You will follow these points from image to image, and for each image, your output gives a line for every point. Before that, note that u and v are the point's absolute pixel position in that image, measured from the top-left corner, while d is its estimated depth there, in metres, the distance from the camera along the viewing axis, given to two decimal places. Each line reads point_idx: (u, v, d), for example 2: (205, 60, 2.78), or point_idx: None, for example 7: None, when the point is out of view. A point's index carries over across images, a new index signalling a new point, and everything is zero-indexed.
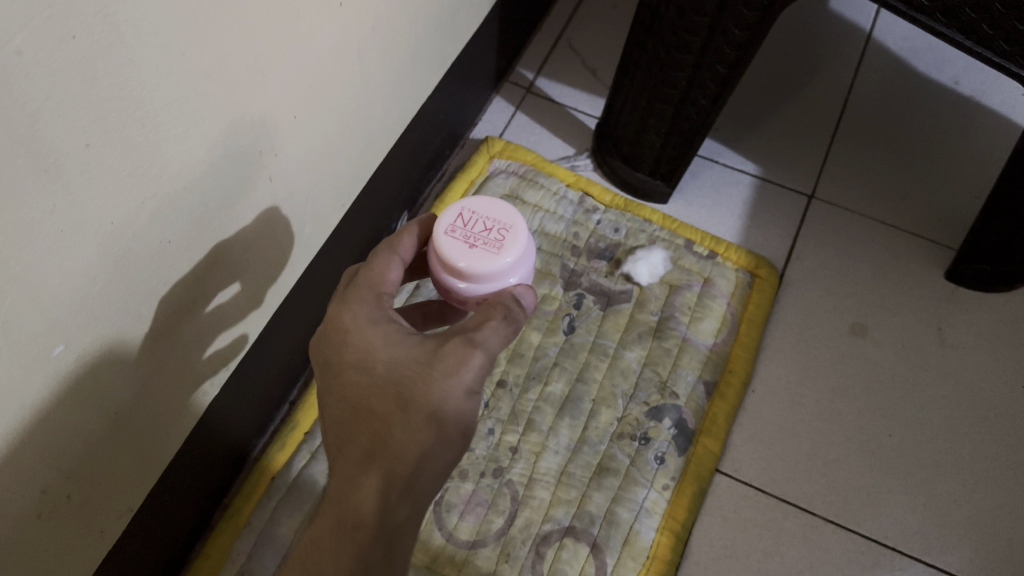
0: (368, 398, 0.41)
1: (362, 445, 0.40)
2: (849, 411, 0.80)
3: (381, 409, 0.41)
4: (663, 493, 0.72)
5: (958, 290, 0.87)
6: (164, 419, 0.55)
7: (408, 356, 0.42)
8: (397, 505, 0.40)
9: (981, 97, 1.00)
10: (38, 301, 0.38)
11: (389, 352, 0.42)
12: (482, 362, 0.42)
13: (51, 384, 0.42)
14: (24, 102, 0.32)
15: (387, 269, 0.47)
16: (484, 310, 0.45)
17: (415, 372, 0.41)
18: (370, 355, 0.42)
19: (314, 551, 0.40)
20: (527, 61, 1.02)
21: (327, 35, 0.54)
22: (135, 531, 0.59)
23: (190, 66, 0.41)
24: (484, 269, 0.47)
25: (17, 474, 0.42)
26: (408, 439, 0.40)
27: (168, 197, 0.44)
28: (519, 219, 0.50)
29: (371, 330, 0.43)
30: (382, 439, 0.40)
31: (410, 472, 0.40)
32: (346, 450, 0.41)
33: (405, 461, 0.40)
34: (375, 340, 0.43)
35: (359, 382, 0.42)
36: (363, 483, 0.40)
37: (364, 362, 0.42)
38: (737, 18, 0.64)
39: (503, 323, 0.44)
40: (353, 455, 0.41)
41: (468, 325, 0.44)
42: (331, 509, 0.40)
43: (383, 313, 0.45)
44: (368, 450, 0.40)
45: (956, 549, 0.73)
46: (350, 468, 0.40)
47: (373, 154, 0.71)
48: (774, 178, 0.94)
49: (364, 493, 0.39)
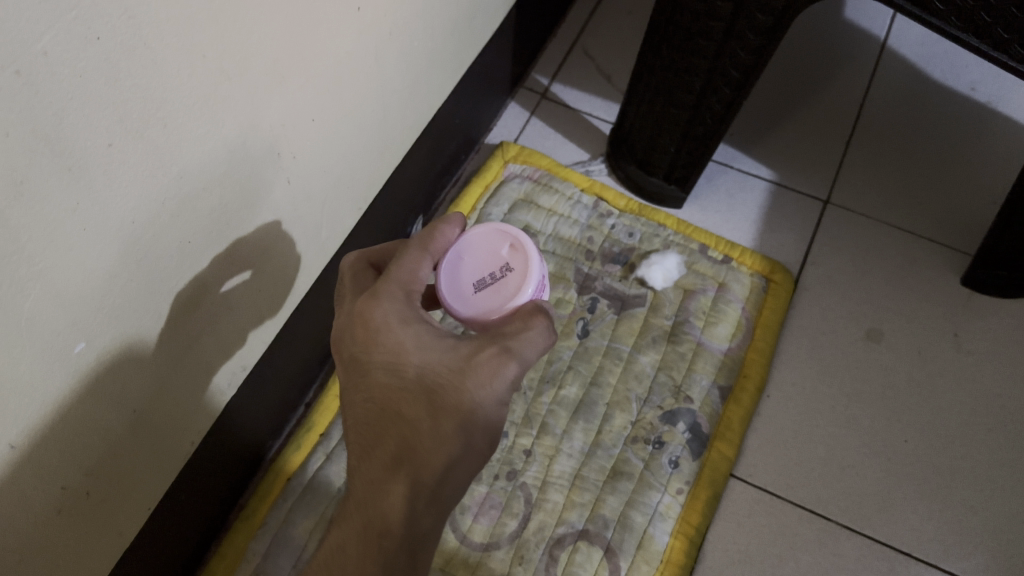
0: (396, 403, 0.41)
1: (388, 450, 0.41)
2: (864, 417, 0.79)
3: (410, 415, 0.41)
4: (678, 497, 0.72)
5: (975, 296, 0.86)
6: (182, 418, 0.55)
7: (441, 362, 0.42)
8: (422, 514, 0.41)
9: (997, 104, 0.99)
10: (60, 297, 0.39)
11: (421, 357, 0.42)
12: (516, 372, 0.42)
13: (71, 381, 0.43)
14: (48, 102, 0.33)
15: (417, 269, 0.46)
16: (525, 318, 0.45)
17: (446, 379, 0.41)
18: (401, 357, 0.42)
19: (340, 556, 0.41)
20: (542, 67, 1.03)
21: (344, 41, 0.55)
22: (152, 530, 0.59)
23: (210, 68, 0.42)
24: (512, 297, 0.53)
25: (37, 469, 0.43)
26: (436, 449, 0.40)
27: (188, 199, 0.45)
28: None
29: (402, 330, 0.43)
30: (411, 446, 0.41)
31: (436, 482, 0.40)
32: (372, 452, 0.41)
33: (432, 471, 0.40)
34: (406, 341, 0.43)
35: (388, 385, 0.42)
36: (390, 489, 0.40)
37: (395, 365, 0.42)
38: (752, 23, 0.64)
39: (543, 334, 0.44)
40: (380, 459, 0.41)
41: (506, 332, 0.44)
42: (359, 514, 0.41)
43: (414, 313, 0.44)
44: (395, 456, 0.41)
45: (973, 556, 0.72)
46: (376, 473, 0.41)
47: (390, 158, 0.72)
48: (789, 183, 0.94)
49: (390, 500, 0.40)
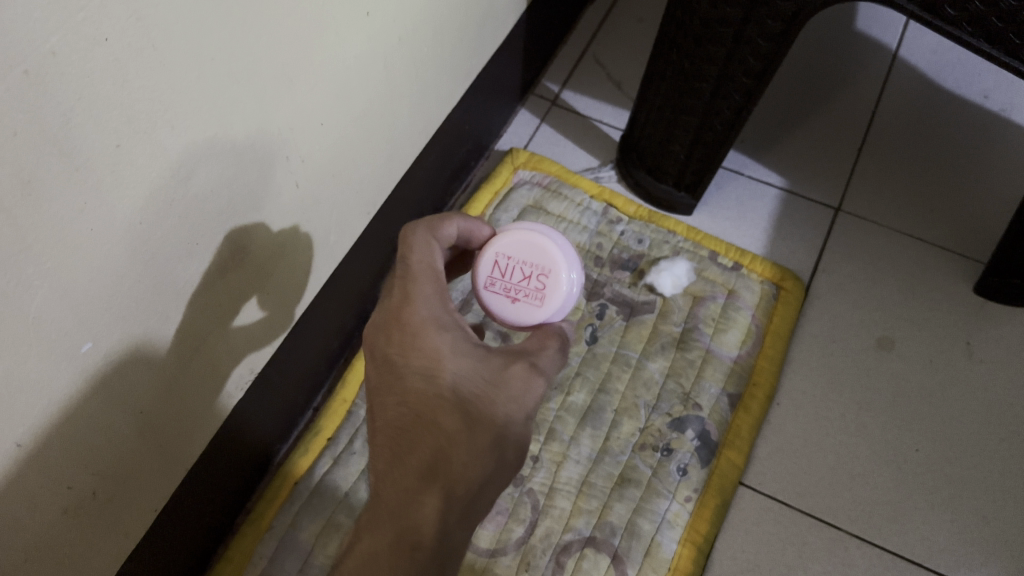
0: (432, 410, 0.40)
1: (423, 459, 0.39)
2: (874, 425, 0.78)
3: (447, 423, 0.40)
4: (686, 505, 0.71)
5: (988, 305, 0.85)
6: (189, 419, 0.56)
7: (476, 373, 0.42)
8: (454, 527, 0.39)
9: (1010, 112, 0.98)
10: (69, 296, 0.40)
11: (457, 366, 0.42)
12: (540, 388, 0.44)
13: (79, 379, 0.43)
14: (57, 103, 0.34)
15: (434, 258, 0.46)
16: (541, 337, 0.47)
17: (481, 391, 0.41)
18: (437, 364, 0.42)
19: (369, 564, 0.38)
20: (552, 75, 1.04)
21: (354, 45, 0.55)
22: (159, 532, 0.60)
23: (218, 71, 0.42)
24: (533, 320, 0.52)
25: (43, 469, 0.43)
26: (472, 462, 0.39)
27: (196, 200, 0.46)
28: (558, 260, 0.52)
29: (439, 336, 0.43)
30: (447, 456, 0.39)
31: (469, 497, 0.39)
32: (404, 460, 0.40)
33: (467, 484, 0.39)
34: (443, 349, 0.42)
35: (425, 392, 0.41)
36: (424, 499, 0.39)
37: (432, 372, 0.42)
38: (762, 30, 0.64)
39: (558, 353, 0.46)
40: (413, 468, 0.39)
41: (527, 348, 0.45)
42: (389, 524, 0.39)
43: (448, 317, 0.44)
44: (430, 466, 0.39)
45: (985, 567, 0.70)
46: (409, 482, 0.39)
47: (400, 162, 0.72)
48: (800, 190, 0.93)
49: (424, 510, 0.39)
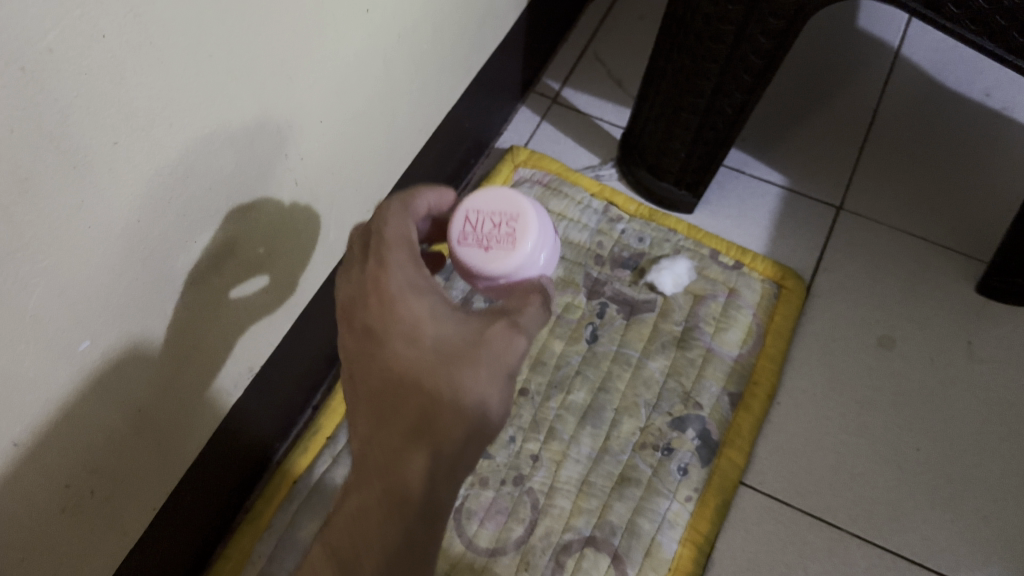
0: (415, 370, 0.39)
1: (409, 418, 0.38)
2: (875, 424, 0.78)
3: (431, 383, 0.39)
4: (686, 505, 0.71)
5: (990, 304, 0.84)
6: (188, 417, 0.56)
7: (457, 335, 0.41)
8: (444, 484, 0.38)
9: (1013, 110, 0.98)
10: (66, 295, 0.39)
11: (437, 329, 0.41)
12: (525, 345, 0.43)
13: (76, 378, 0.43)
14: (54, 100, 0.33)
15: (409, 229, 0.45)
16: (521, 297, 0.46)
17: (464, 351, 0.40)
18: (418, 328, 0.41)
19: (356, 527, 0.37)
20: (553, 73, 1.03)
21: (353, 43, 0.55)
22: (158, 531, 0.59)
23: (217, 68, 0.42)
24: (510, 267, 0.49)
25: (40, 468, 0.43)
26: (459, 419, 0.38)
27: (194, 197, 0.45)
28: (526, 207, 0.51)
29: (417, 301, 0.42)
30: (433, 414, 0.38)
31: (457, 454, 0.38)
32: (389, 420, 0.38)
33: (454, 441, 0.38)
34: (422, 313, 0.42)
35: (407, 354, 0.40)
36: (411, 457, 0.37)
37: (412, 334, 0.41)
38: (764, 27, 0.63)
39: (541, 309, 0.45)
40: (398, 427, 0.38)
41: (510, 309, 0.44)
42: (376, 483, 0.37)
43: (425, 282, 0.43)
44: (416, 424, 0.38)
45: (987, 567, 0.70)
46: (394, 442, 0.38)
47: (400, 160, 0.72)
48: (802, 189, 0.93)
49: (412, 468, 0.37)
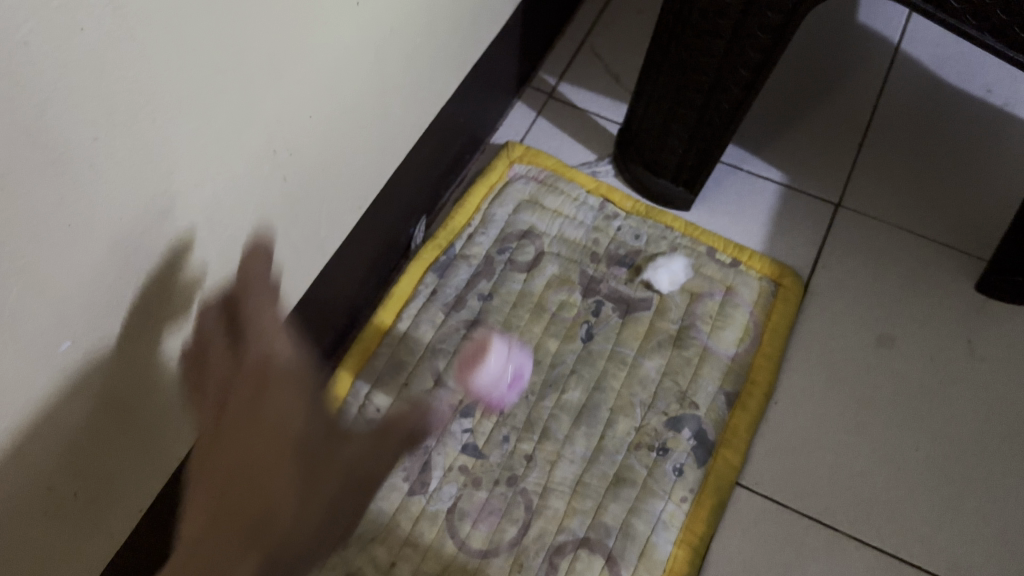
0: (271, 425, 0.46)
1: (276, 461, 0.45)
2: (874, 424, 0.77)
3: (289, 425, 0.47)
4: (681, 506, 0.70)
5: (990, 302, 0.84)
6: (175, 417, 0.55)
7: (298, 372, 0.50)
8: (310, 516, 0.46)
9: (1013, 107, 0.97)
10: (45, 294, 0.38)
11: (290, 364, 0.50)
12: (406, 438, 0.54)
13: (58, 379, 0.42)
14: (31, 94, 0.32)
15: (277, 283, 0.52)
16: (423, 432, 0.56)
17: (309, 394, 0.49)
18: (267, 368, 0.48)
19: (218, 556, 0.43)
20: (549, 67, 1.02)
21: (344, 36, 0.54)
22: (145, 533, 0.58)
23: (202, 61, 0.41)
24: None
25: (20, 472, 0.42)
26: (332, 459, 0.47)
27: (178, 194, 0.44)
28: None
29: (276, 339, 0.48)
30: (311, 458, 0.47)
31: (332, 488, 0.47)
32: (243, 475, 0.44)
33: (332, 481, 0.47)
34: (278, 353, 0.49)
35: (273, 398, 0.47)
36: (280, 488, 0.45)
37: (268, 377, 0.48)
38: (762, 21, 0.62)
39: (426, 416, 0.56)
40: (260, 472, 0.45)
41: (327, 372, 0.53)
42: (238, 516, 0.44)
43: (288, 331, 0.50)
44: (293, 467, 0.46)
45: (985, 569, 0.70)
46: (265, 478, 0.45)
47: (393, 156, 0.71)
48: (800, 185, 0.92)
49: (281, 502, 0.45)
